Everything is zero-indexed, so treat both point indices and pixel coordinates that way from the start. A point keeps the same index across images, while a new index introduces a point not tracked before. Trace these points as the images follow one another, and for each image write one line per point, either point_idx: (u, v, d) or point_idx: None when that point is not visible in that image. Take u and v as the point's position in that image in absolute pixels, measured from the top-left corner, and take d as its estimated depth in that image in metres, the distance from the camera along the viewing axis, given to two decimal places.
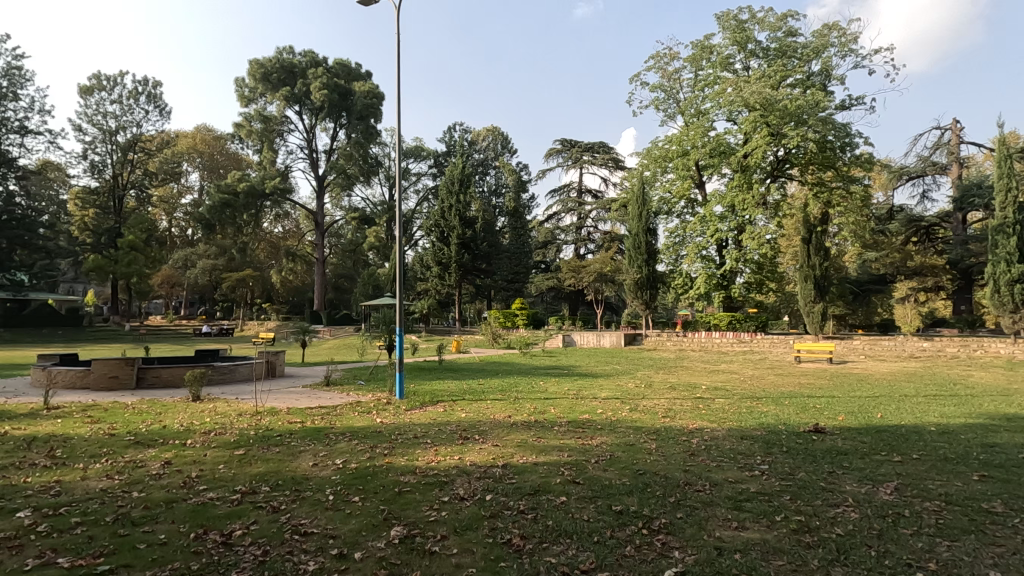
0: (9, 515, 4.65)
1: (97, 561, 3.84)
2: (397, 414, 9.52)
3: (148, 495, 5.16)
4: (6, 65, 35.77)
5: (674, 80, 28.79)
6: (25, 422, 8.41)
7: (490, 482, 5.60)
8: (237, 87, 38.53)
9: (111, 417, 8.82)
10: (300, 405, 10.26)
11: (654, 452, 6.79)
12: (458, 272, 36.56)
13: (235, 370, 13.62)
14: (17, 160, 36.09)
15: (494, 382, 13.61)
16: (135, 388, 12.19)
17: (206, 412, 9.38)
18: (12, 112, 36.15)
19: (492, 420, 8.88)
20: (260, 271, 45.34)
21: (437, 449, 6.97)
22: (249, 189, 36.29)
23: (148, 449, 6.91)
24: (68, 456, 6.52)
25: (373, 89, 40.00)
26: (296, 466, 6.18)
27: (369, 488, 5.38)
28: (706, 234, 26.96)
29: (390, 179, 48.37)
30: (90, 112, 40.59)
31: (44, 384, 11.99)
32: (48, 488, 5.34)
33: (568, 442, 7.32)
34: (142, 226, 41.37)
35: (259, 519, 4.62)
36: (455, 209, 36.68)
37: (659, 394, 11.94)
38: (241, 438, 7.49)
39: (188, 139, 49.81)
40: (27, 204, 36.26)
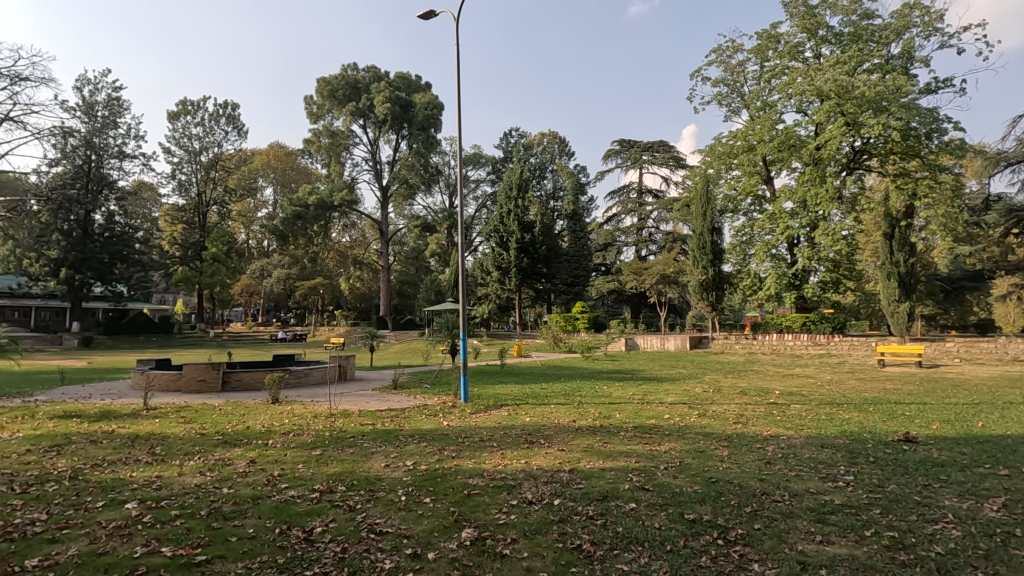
0: (119, 506, 5.11)
1: (195, 551, 4.14)
2: (464, 416, 9.70)
3: (236, 491, 5.51)
4: (107, 96, 39.42)
5: (738, 74, 27.74)
6: (128, 422, 9.20)
7: (558, 487, 5.59)
8: (307, 105, 40.60)
9: (201, 417, 9.49)
10: (371, 407, 10.64)
11: (727, 459, 6.54)
12: (518, 276, 36.67)
13: (310, 374, 14.32)
14: (116, 182, 39.54)
15: (557, 386, 13.61)
16: (220, 391, 13.06)
17: (284, 414, 9.92)
18: (113, 139, 39.73)
19: (558, 424, 8.86)
20: (330, 280, 47.49)
21: (504, 452, 7.05)
22: (319, 201, 38.11)
23: (234, 448, 7.38)
24: (166, 453, 7.08)
25: (433, 99, 40.95)
26: (369, 466, 6.42)
27: (439, 489, 5.50)
28: (776, 232, 25.77)
29: (450, 187, 49.40)
30: (177, 136, 44.00)
31: (143, 386, 13.05)
32: (151, 483, 5.82)
33: (635, 447, 7.18)
34: (224, 239, 44.32)
35: (337, 518, 4.82)
36: (513, 214, 36.87)
37: (729, 399, 11.47)
38: (317, 439, 7.86)
39: (263, 156, 52.94)
40: (125, 222, 39.68)
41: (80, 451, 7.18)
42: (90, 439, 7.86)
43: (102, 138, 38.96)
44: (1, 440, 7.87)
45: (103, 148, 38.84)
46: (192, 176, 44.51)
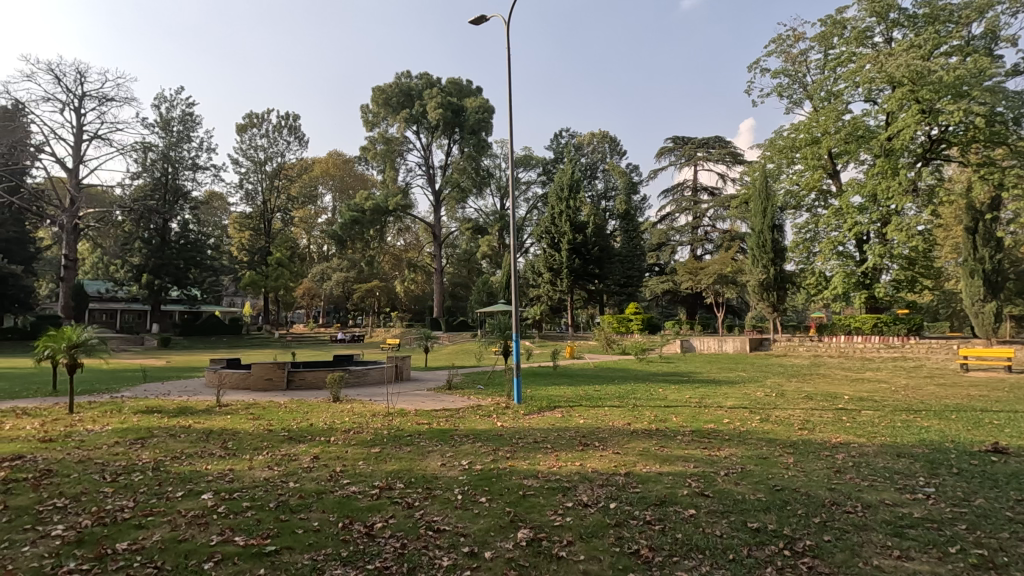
0: (197, 496, 5.46)
1: (265, 542, 4.35)
2: (517, 418, 9.74)
3: (301, 486, 5.76)
4: (182, 112, 42.18)
5: (799, 63, 26.50)
6: (203, 418, 9.78)
7: (614, 490, 5.51)
8: (363, 113, 41.98)
9: (269, 414, 9.97)
10: (426, 407, 10.85)
11: (792, 467, 6.26)
12: (569, 277, 36.44)
13: (368, 374, 14.77)
14: (190, 193, 42.17)
15: (610, 388, 13.43)
16: (285, 389, 13.70)
17: (345, 412, 10.28)
18: (187, 152, 42.41)
19: (612, 427, 8.74)
20: (386, 282, 48.87)
21: (558, 454, 7.01)
22: (374, 206, 39.24)
23: (299, 444, 7.71)
24: (236, 448, 7.48)
25: (484, 103, 41.38)
26: (425, 465, 6.54)
27: (495, 489, 5.55)
28: (843, 228, 24.47)
29: (501, 189, 49.79)
30: (244, 148, 46.49)
31: (216, 384, 13.86)
32: (224, 475, 6.18)
33: (694, 452, 6.98)
34: (287, 245, 46.40)
35: (396, 514, 4.95)
36: (565, 215, 36.70)
37: (793, 404, 10.97)
38: (376, 437, 8.10)
39: (322, 165, 55.10)
40: (198, 230, 42.26)
41: (161, 444, 7.71)
42: (169, 433, 8.42)
43: (178, 151, 41.64)
44: (93, 432, 8.55)
45: (178, 161, 41.54)
46: (258, 185, 46.91)
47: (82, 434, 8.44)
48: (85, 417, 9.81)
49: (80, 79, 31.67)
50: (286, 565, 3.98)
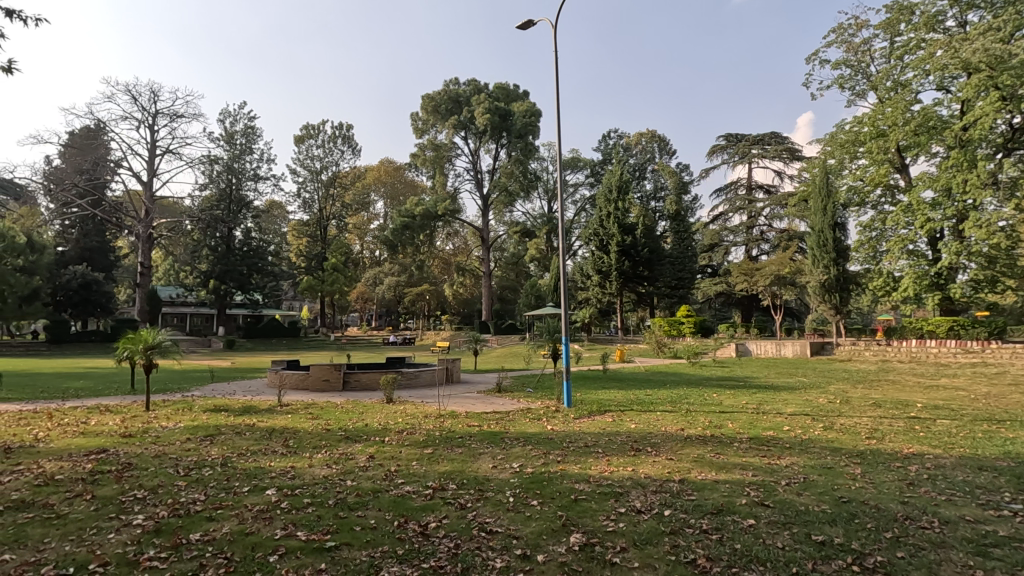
0: (262, 492, 5.73)
1: (326, 537, 4.51)
2: (567, 421, 9.67)
3: (358, 484, 5.94)
4: (245, 126, 44.44)
5: (862, 53, 25.20)
6: (266, 417, 10.25)
7: (668, 497, 5.40)
8: (413, 121, 42.99)
9: (326, 414, 10.34)
10: (476, 409, 10.94)
11: (859, 478, 5.93)
12: (619, 280, 35.95)
13: (419, 376, 15.06)
14: (252, 202, 44.33)
15: (662, 393, 13.15)
16: (341, 390, 14.18)
17: (398, 413, 10.53)
18: (250, 163, 44.62)
19: (665, 432, 8.54)
20: (436, 286, 49.75)
21: (610, 458, 6.93)
22: (424, 211, 40.02)
23: (356, 444, 7.97)
24: (297, 446, 7.80)
25: (531, 107, 41.52)
26: (477, 466, 6.61)
27: (546, 493, 5.53)
28: (913, 225, 23.03)
29: (548, 192, 49.78)
30: (302, 158, 48.50)
31: (277, 384, 14.50)
32: (287, 472, 6.45)
33: (752, 460, 6.73)
34: (342, 251, 47.93)
35: (449, 514, 5.03)
36: (613, 217, 36.24)
37: (859, 412, 10.39)
38: (429, 438, 8.25)
39: (375, 172, 56.67)
40: (259, 237, 44.35)
41: (228, 441, 8.14)
42: (236, 431, 8.88)
43: (241, 163, 43.86)
44: (168, 429, 9.13)
45: (241, 172, 43.77)
46: (315, 193, 48.83)
47: (159, 430, 9.02)
48: (160, 414, 10.49)
49: (153, 97, 33.99)
50: (345, 560, 4.12)
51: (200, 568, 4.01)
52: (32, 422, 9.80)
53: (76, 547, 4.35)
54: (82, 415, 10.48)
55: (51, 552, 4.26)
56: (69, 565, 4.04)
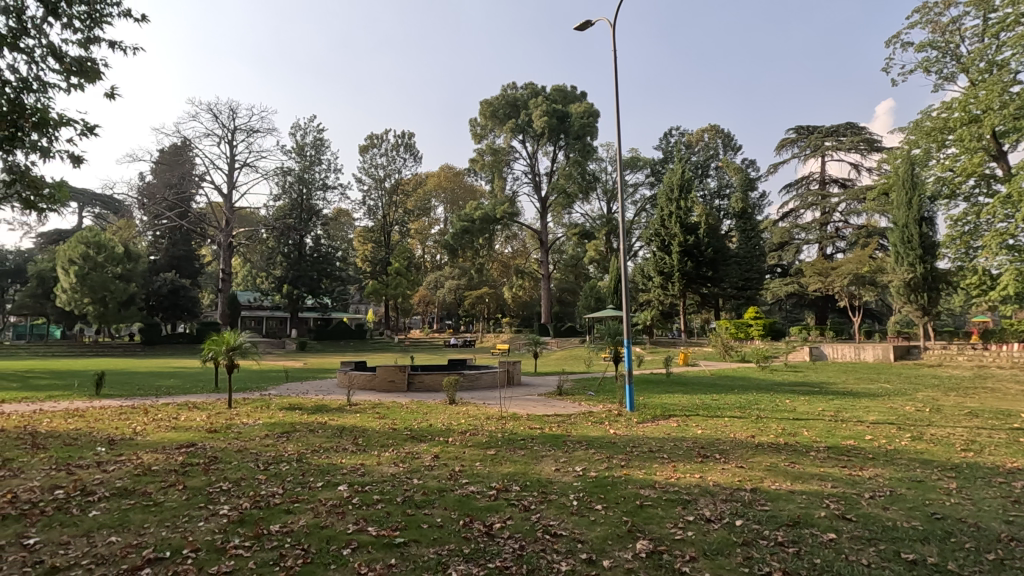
0: (335, 487, 5.99)
1: (395, 534, 4.65)
2: (630, 426, 9.49)
3: (424, 483, 6.08)
4: (314, 138, 46.68)
5: (951, 33, 23.25)
6: (336, 415, 10.71)
7: (739, 506, 5.18)
8: (471, 127, 43.70)
9: (392, 414, 10.68)
10: (538, 412, 10.92)
11: (955, 493, 5.46)
12: (682, 281, 34.92)
13: (481, 377, 15.26)
14: (321, 210, 46.39)
15: (730, 398, 12.64)
16: (406, 390, 14.59)
17: (461, 414, 10.70)
18: (319, 174, 46.76)
19: (733, 439, 8.22)
20: (495, 289, 50.24)
21: (676, 464, 6.74)
22: (484, 215, 40.50)
23: (421, 443, 8.17)
24: (366, 444, 8.12)
25: (589, 108, 41.18)
26: (540, 469, 6.62)
27: (611, 497, 5.45)
28: (1015, 218, 20.93)
29: (608, 193, 49.15)
30: (367, 167, 50.36)
31: (346, 385, 15.10)
32: (357, 469, 6.71)
33: (830, 471, 6.35)
34: (404, 255, 49.29)
35: (514, 515, 5.06)
36: (675, 216, 35.23)
37: (953, 422, 9.56)
38: (491, 439, 8.35)
39: (435, 179, 57.94)
40: (328, 244, 46.35)
41: (303, 438, 8.59)
42: (310, 428, 9.34)
43: (311, 173, 46.06)
44: (248, 425, 9.74)
45: (312, 182, 45.96)
46: (379, 201, 50.60)
47: (240, 426, 9.63)
48: (241, 411, 11.18)
49: (231, 114, 36.41)
50: (414, 557, 4.23)
51: (279, 557, 4.24)
52: (132, 416, 10.72)
53: (172, 532, 4.72)
54: (173, 411, 11.35)
55: (149, 537, 4.64)
56: (165, 549, 4.39)
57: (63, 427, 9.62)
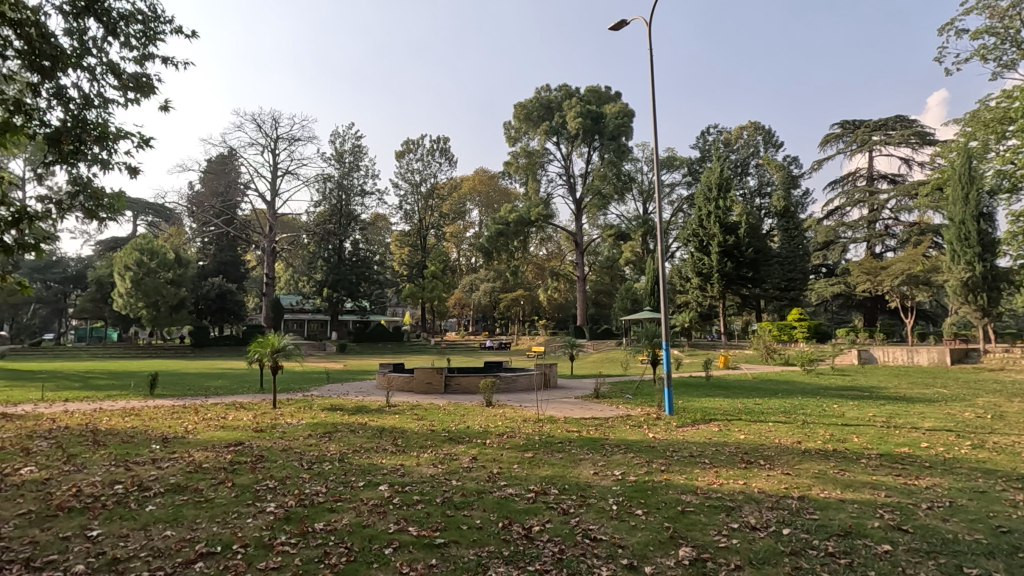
0: (376, 487, 6.10)
1: (435, 534, 4.69)
2: (670, 430, 9.32)
3: (463, 484, 6.13)
4: (353, 145, 47.78)
5: (1010, 19, 22.02)
6: (376, 416, 10.90)
7: (786, 515, 5.01)
8: (506, 130, 43.88)
9: (430, 415, 10.79)
10: (575, 415, 10.85)
11: (1023, 506, 5.13)
12: (721, 282, 34.14)
13: (517, 380, 15.27)
14: (359, 216, 47.41)
15: (774, 403, 12.26)
16: (443, 392, 14.74)
17: (498, 416, 10.74)
18: (358, 180, 47.81)
19: (778, 444, 7.97)
20: (530, 291, 50.28)
21: (719, 470, 6.57)
22: (518, 218, 40.53)
23: (459, 445, 8.22)
24: (405, 445, 8.23)
25: (623, 108, 40.74)
26: (578, 472, 6.57)
27: (651, 502, 5.37)
28: None
29: (644, 194, 48.54)
30: (403, 173, 51.21)
31: (385, 386, 15.37)
32: (397, 469, 6.82)
33: (884, 479, 6.08)
34: (440, 259, 49.84)
35: (553, 519, 5.04)
36: (714, 216, 34.44)
37: (1017, 430, 9.01)
38: (528, 442, 8.34)
39: (470, 182, 58.41)
40: (366, 248, 47.31)
41: (344, 438, 8.78)
42: (351, 429, 9.54)
43: (350, 180, 47.14)
44: (292, 425, 10.01)
45: (350, 189, 47.04)
46: (415, 205, 51.38)
47: (284, 426, 9.92)
48: (285, 412, 11.51)
49: (274, 124, 37.65)
50: (455, 557, 4.27)
51: (324, 555, 4.33)
52: (183, 415, 11.18)
53: (222, 528, 4.90)
54: (221, 411, 11.77)
55: (201, 531, 4.82)
56: (217, 544, 4.55)
57: (121, 425, 10.12)
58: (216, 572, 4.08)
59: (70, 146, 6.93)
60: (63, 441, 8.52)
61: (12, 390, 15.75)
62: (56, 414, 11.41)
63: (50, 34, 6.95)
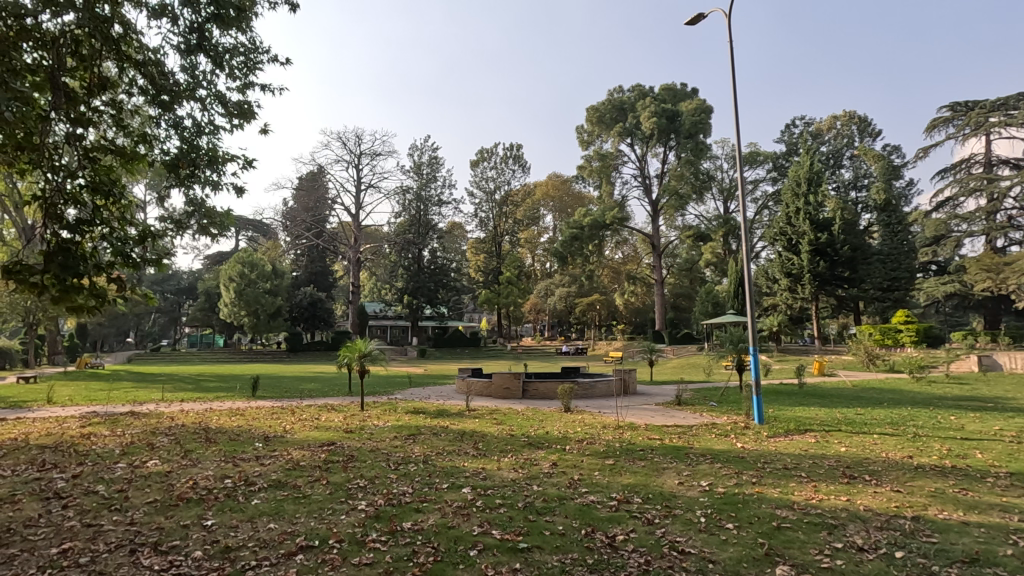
0: (459, 489, 6.25)
1: (518, 538, 4.73)
2: (760, 439, 8.83)
3: (544, 489, 6.13)
4: (430, 157, 49.35)
5: None
6: (458, 420, 11.17)
7: (899, 536, 4.58)
8: (578, 134, 43.61)
9: (509, 420, 10.90)
10: (656, 422, 10.53)
11: None
12: (813, 283, 31.99)
13: (596, 386, 15.09)
14: (436, 224, 48.84)
15: (879, 413, 11.29)
16: (521, 397, 14.86)
17: (577, 422, 10.65)
18: (436, 190, 49.30)
19: (885, 459, 7.31)
20: (606, 296, 49.53)
21: (817, 485, 6.11)
22: (593, 221, 40.09)
23: (538, 450, 8.25)
24: (486, 449, 8.37)
25: (701, 104, 39.27)
26: (662, 482, 6.36)
27: (743, 516, 5.10)
28: None
29: (725, 193, 46.46)
30: (478, 181, 52.25)
31: (465, 390, 15.72)
32: (479, 473, 6.94)
33: (1017, 502, 5.39)
34: (515, 264, 50.27)
35: (637, 528, 4.91)
36: (803, 212, 32.33)
37: None
38: (609, 448, 8.21)
39: (543, 188, 58.63)
40: (443, 256, 48.63)
41: (428, 440, 9.07)
42: (433, 431, 9.84)
43: (428, 191, 48.70)
44: (379, 427, 10.48)
45: (428, 198, 48.56)
46: (490, 213, 52.31)
47: (372, 428, 10.38)
48: (372, 414, 12.08)
49: (357, 140, 39.66)
50: (538, 563, 4.27)
51: (412, 553, 4.49)
52: (282, 416, 12.04)
53: (319, 523, 5.20)
54: (314, 412, 12.52)
55: (301, 525, 5.15)
56: (315, 538, 4.84)
57: (229, 424, 11.02)
58: (315, 565, 4.33)
59: (186, 170, 7.69)
60: (181, 437, 9.43)
61: (137, 391, 17.55)
62: (173, 413, 12.63)
63: (169, 71, 7.75)
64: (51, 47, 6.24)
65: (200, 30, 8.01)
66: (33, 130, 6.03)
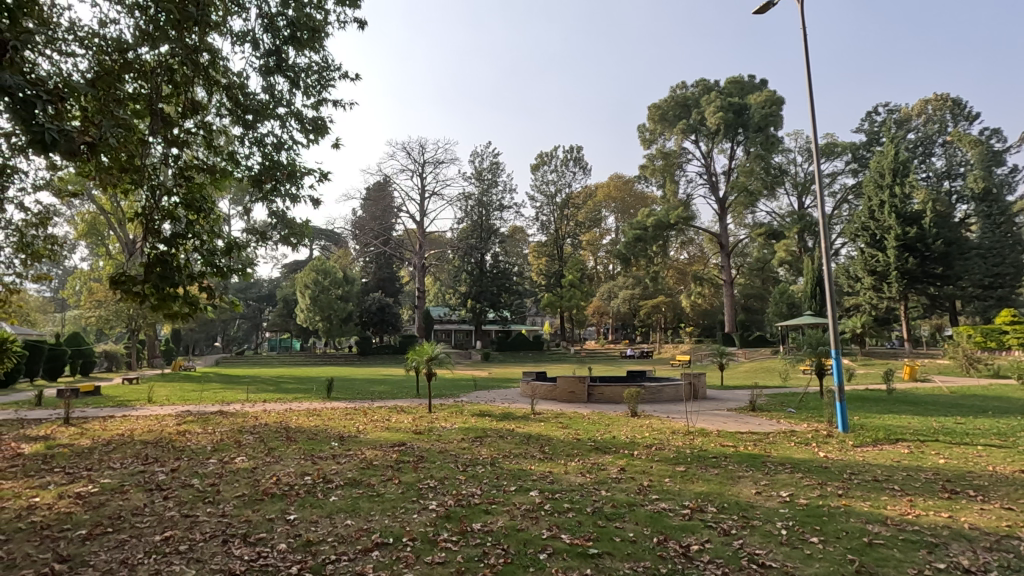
0: (526, 492, 6.26)
1: (588, 544, 4.67)
2: (845, 449, 8.27)
3: (613, 495, 6.02)
4: (491, 163, 49.92)
5: None
6: (523, 423, 11.20)
7: (1013, 559, 4.16)
8: (640, 133, 42.76)
9: (575, 424, 10.82)
10: (729, 429, 10.11)
11: None
12: (901, 281, 29.68)
13: (663, 391, 14.70)
14: (498, 229, 49.26)
15: (983, 422, 10.27)
16: (586, 401, 14.69)
17: (645, 427, 10.41)
18: (497, 195, 49.77)
19: (991, 473, 6.64)
20: (672, 297, 48.11)
21: (913, 500, 5.64)
22: (657, 222, 39.12)
23: (606, 455, 8.13)
24: (553, 452, 8.33)
25: (772, 96, 37.46)
26: (738, 491, 6.09)
27: (829, 530, 4.79)
28: None
29: (798, 188, 44.08)
30: (538, 184, 52.38)
31: (530, 393, 15.75)
32: (546, 476, 6.93)
33: None
34: (578, 267, 49.79)
35: (713, 539, 4.73)
36: (888, 205, 30.10)
37: None
38: (679, 454, 7.97)
39: (605, 189, 57.91)
40: (505, 260, 48.97)
41: (495, 443, 9.17)
42: (499, 434, 9.92)
43: (489, 196, 49.25)
44: (447, 428, 10.71)
45: (490, 204, 49.09)
46: (551, 216, 52.35)
47: (440, 429, 10.62)
48: (440, 416, 12.34)
49: (421, 149, 40.76)
50: (609, 570, 4.20)
51: (483, 554, 4.54)
52: (355, 416, 12.56)
53: (393, 521, 5.36)
54: (386, 414, 12.96)
55: (376, 523, 5.33)
56: (389, 536, 4.99)
57: (306, 423, 11.61)
58: (390, 562, 4.46)
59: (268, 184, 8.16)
60: (265, 436, 10.03)
61: (224, 392, 18.81)
62: (256, 413, 13.46)
63: (251, 92, 8.28)
64: (150, 77, 6.84)
65: (278, 52, 8.52)
66: (135, 154, 6.62)
